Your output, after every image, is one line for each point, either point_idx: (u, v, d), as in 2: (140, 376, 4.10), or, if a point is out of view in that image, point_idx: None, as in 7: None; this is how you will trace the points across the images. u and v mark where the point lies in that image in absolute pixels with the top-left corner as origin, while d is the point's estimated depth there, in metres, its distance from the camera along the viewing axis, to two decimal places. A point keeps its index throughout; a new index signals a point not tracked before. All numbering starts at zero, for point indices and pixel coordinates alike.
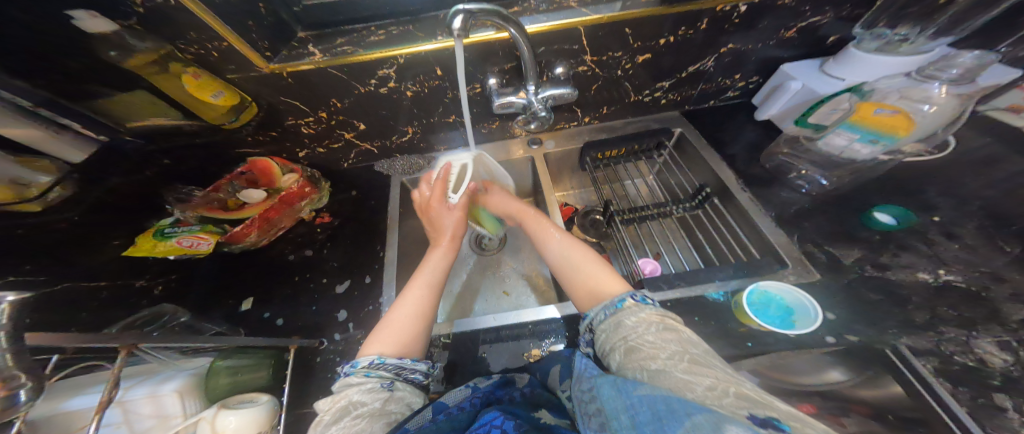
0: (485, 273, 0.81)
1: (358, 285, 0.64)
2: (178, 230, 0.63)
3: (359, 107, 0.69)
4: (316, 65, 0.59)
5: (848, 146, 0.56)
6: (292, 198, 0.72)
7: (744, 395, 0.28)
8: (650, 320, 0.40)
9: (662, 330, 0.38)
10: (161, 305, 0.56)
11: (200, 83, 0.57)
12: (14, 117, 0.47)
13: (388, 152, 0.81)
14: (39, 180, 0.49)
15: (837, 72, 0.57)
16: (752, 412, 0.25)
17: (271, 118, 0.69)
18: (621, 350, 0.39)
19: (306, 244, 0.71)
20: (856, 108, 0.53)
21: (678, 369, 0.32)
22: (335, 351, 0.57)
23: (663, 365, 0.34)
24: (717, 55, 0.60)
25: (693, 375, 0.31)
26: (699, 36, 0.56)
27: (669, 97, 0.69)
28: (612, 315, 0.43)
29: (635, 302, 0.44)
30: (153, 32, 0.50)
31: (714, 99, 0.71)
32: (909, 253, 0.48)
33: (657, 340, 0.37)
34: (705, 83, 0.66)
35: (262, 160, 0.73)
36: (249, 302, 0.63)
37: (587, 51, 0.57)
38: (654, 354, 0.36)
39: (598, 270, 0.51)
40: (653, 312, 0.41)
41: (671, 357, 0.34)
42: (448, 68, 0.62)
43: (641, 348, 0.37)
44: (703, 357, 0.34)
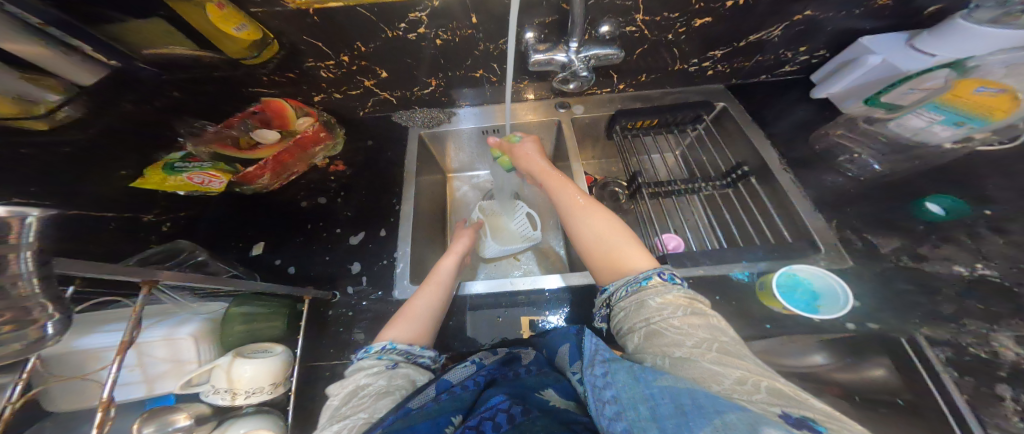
0: None
1: (374, 237, 0.63)
2: (190, 165, 0.60)
3: (384, 53, 0.65)
4: (347, 3, 0.54)
5: (927, 128, 0.54)
6: (306, 144, 0.70)
7: (777, 391, 0.27)
8: (676, 303, 0.38)
9: (689, 314, 0.37)
10: (177, 242, 0.54)
11: (223, 15, 0.52)
12: (20, 31, 0.44)
13: (408, 103, 0.77)
14: (48, 99, 0.47)
15: (931, 48, 0.52)
16: (785, 411, 0.24)
17: (291, 59, 0.65)
18: (640, 333, 0.38)
19: (318, 193, 0.69)
20: (953, 86, 0.51)
21: (706, 359, 0.31)
22: (347, 303, 0.56)
23: (688, 353, 0.33)
24: (788, 23, 0.56)
25: (722, 366, 0.30)
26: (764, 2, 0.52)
27: (719, 68, 0.65)
28: (635, 294, 0.41)
29: (662, 281, 0.41)
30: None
31: (766, 73, 0.68)
32: (949, 246, 0.47)
33: (683, 326, 0.36)
34: (762, 55, 0.63)
35: (275, 101, 0.69)
36: (260, 248, 0.61)
37: (640, 9, 0.53)
38: (679, 340, 0.34)
39: (624, 243, 0.49)
40: (680, 294, 0.39)
41: (697, 345, 0.33)
42: (486, 16, 0.57)
43: (665, 332, 0.36)
44: (733, 345, 0.33)
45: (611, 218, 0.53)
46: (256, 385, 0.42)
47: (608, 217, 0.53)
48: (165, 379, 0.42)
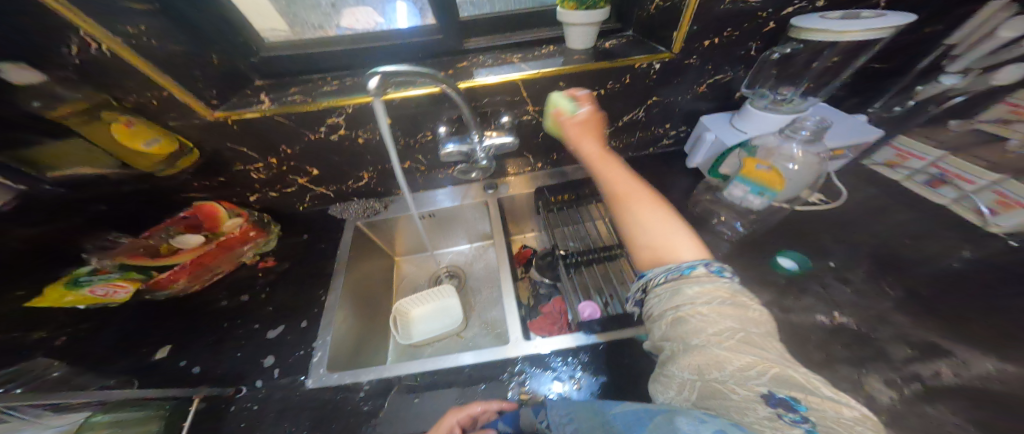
0: (437, 319, 0.75)
1: (292, 329, 0.60)
2: (95, 277, 0.58)
3: (309, 155, 0.70)
4: (260, 112, 0.61)
5: (745, 197, 0.61)
6: (232, 243, 0.70)
7: (780, 377, 0.28)
8: (715, 293, 0.36)
9: (725, 304, 0.35)
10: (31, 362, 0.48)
11: (132, 133, 0.56)
12: None
13: (345, 195, 0.80)
14: None
15: (741, 126, 0.62)
16: (770, 391, 0.27)
17: (217, 163, 0.69)
18: (667, 320, 0.38)
19: (242, 291, 0.67)
20: (744, 163, 0.59)
21: (722, 346, 0.32)
22: (252, 399, 0.51)
23: (706, 340, 0.33)
24: (646, 106, 0.66)
25: (734, 352, 0.31)
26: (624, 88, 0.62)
27: (613, 143, 0.74)
28: (673, 281, 0.39)
29: (708, 272, 0.39)
30: (87, 79, 0.51)
31: (652, 146, 0.77)
32: (808, 296, 0.51)
33: (711, 313, 0.35)
34: (643, 132, 0.72)
35: (209, 204, 0.71)
36: (165, 350, 0.57)
37: (527, 102, 0.65)
38: (700, 327, 0.34)
39: (672, 234, 0.45)
40: (721, 286, 0.37)
41: (718, 333, 0.33)
42: (400, 117, 0.64)
43: (690, 319, 0.35)
44: (760, 338, 0.32)
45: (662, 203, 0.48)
46: None
47: (659, 204, 0.48)
48: None
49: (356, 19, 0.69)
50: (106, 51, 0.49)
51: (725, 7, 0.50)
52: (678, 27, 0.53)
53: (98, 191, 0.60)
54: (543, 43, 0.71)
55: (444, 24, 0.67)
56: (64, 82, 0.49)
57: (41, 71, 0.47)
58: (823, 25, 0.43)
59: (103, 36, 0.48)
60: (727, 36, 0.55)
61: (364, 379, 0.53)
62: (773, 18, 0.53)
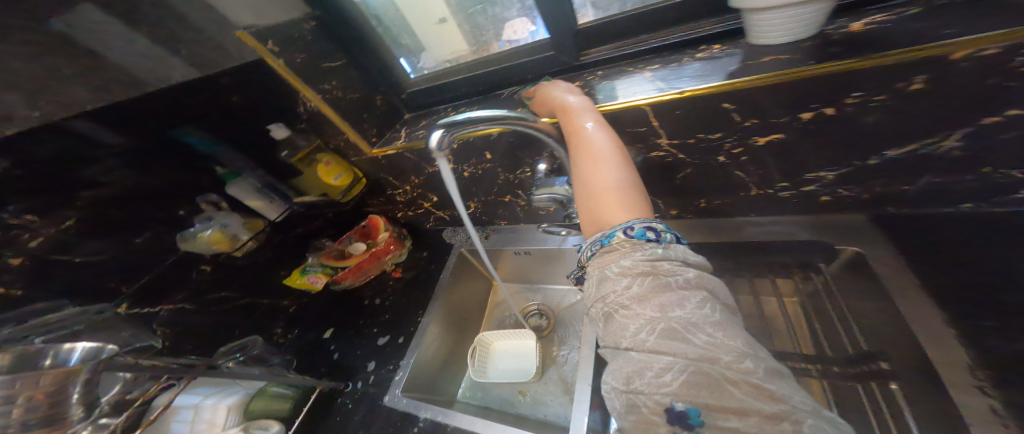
0: (516, 359, 0.73)
1: (393, 342, 0.70)
2: (310, 268, 0.83)
3: (429, 184, 0.75)
4: (398, 149, 0.68)
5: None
6: (379, 254, 0.85)
7: (692, 381, 0.23)
8: (634, 273, 0.29)
9: (646, 290, 0.28)
10: (251, 336, 0.73)
11: (328, 169, 0.73)
12: (253, 193, 0.73)
13: (458, 221, 0.86)
14: (244, 236, 0.72)
15: None
16: (677, 402, 0.23)
17: (377, 188, 0.84)
18: (600, 319, 0.31)
19: (378, 292, 0.84)
20: None
21: (640, 350, 0.26)
22: (351, 396, 0.63)
23: (628, 343, 0.26)
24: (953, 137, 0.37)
25: (653, 352, 0.25)
26: (875, 106, 0.36)
27: (834, 192, 0.49)
28: (597, 259, 0.33)
29: (627, 238, 0.32)
30: (313, 129, 0.68)
31: (942, 204, 0.45)
32: None
33: (632, 305, 0.28)
34: (904, 179, 0.43)
35: (377, 218, 0.89)
36: (329, 332, 0.77)
37: (659, 132, 0.45)
38: (623, 326, 0.27)
39: (614, 197, 0.35)
40: (642, 260, 0.30)
41: (640, 332, 0.26)
42: (500, 154, 0.59)
43: (614, 316, 0.29)
44: (679, 323, 0.25)
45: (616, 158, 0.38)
46: None
47: (618, 175, 0.36)
48: None
49: (513, 30, 0.63)
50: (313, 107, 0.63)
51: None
52: None
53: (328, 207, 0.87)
54: (698, 43, 0.49)
55: (557, 38, 0.56)
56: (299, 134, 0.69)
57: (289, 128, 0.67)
58: None
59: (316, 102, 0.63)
60: None
61: (422, 415, 0.56)
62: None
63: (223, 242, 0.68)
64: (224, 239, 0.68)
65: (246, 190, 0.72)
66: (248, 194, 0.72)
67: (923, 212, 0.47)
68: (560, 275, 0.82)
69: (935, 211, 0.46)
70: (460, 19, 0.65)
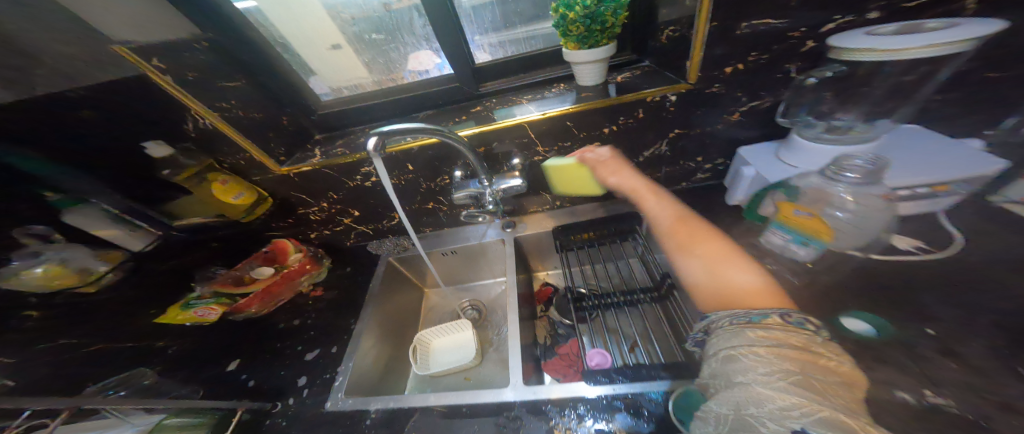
0: (456, 351, 0.81)
1: (325, 354, 0.69)
2: (198, 301, 0.71)
3: (350, 198, 0.77)
4: (314, 166, 0.68)
5: (786, 246, 0.53)
6: (293, 275, 0.81)
7: (828, 419, 0.28)
8: (776, 338, 0.36)
9: (789, 354, 0.34)
10: (138, 369, 0.60)
11: (227, 188, 0.67)
12: (107, 219, 0.61)
13: (382, 233, 0.89)
14: (97, 269, 0.59)
15: (793, 159, 0.55)
16: (802, 426, 0.28)
17: (285, 210, 0.80)
18: (718, 359, 0.38)
19: (296, 316, 0.79)
20: (779, 208, 0.54)
21: (767, 385, 0.33)
22: (282, 414, 0.60)
23: (752, 379, 0.34)
24: (669, 138, 0.61)
25: (781, 391, 0.32)
26: (639, 123, 0.59)
27: (637, 180, 0.71)
28: (740, 326, 0.38)
29: (785, 322, 0.37)
30: (203, 149, 0.65)
31: (686, 181, 0.70)
32: (883, 367, 0.38)
33: (767, 355, 0.35)
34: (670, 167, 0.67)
35: (283, 240, 0.84)
36: (235, 364, 0.69)
37: (538, 142, 0.64)
38: (754, 367, 0.35)
39: (749, 293, 0.41)
40: (790, 334, 0.36)
41: (772, 373, 0.33)
42: (421, 162, 0.69)
43: (742, 358, 0.36)
44: (813, 379, 0.32)
45: (726, 246, 0.46)
46: None
47: (725, 255, 0.45)
48: None
49: (419, 62, 0.75)
50: (210, 124, 0.61)
51: (744, 32, 0.47)
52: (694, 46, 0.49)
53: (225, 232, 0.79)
54: (556, 81, 0.72)
55: (460, 72, 0.72)
56: (186, 152, 0.64)
57: (171, 146, 0.62)
58: (869, 44, 0.40)
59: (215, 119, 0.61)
60: (752, 61, 0.51)
61: (372, 406, 0.59)
62: (811, 35, 0.47)
63: (67, 277, 0.55)
64: (69, 274, 0.55)
65: (96, 215, 0.60)
66: (100, 222, 0.60)
67: (697, 187, 0.71)
68: (484, 271, 0.94)
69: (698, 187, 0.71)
70: (354, 46, 0.72)
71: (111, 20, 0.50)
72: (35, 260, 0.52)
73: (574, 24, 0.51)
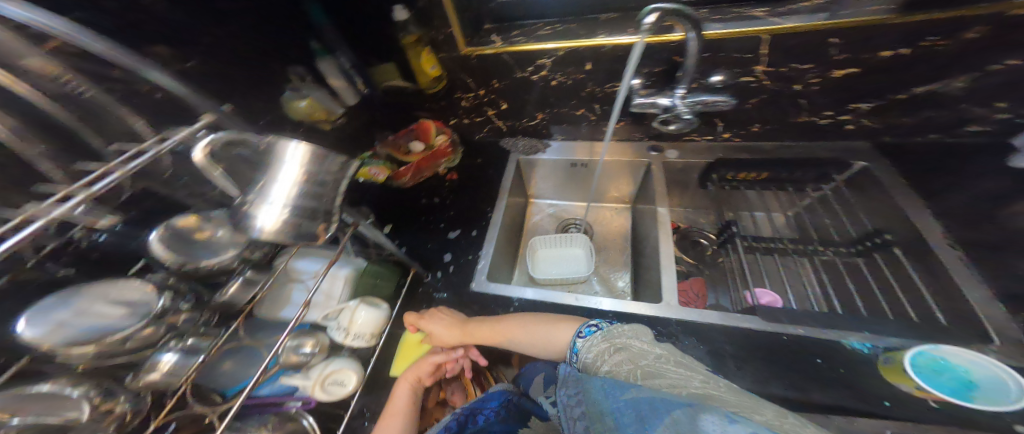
0: (558, 264, 0.89)
1: (465, 236, 0.79)
2: (368, 161, 0.82)
3: (511, 89, 0.77)
4: (495, 50, 0.70)
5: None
6: (437, 155, 0.87)
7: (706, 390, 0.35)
8: (607, 345, 0.49)
9: (622, 353, 0.46)
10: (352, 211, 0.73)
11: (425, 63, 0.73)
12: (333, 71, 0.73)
13: (514, 131, 0.91)
14: (334, 113, 0.74)
15: None
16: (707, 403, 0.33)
17: (445, 91, 0.82)
18: (608, 357, 0.47)
19: (433, 194, 0.85)
20: None
21: (637, 374, 0.42)
22: (433, 286, 0.73)
23: (610, 366, 0.46)
24: (944, 84, 0.53)
25: (642, 370, 0.42)
26: (935, 55, 0.50)
27: (862, 122, 0.63)
28: (591, 359, 0.50)
29: (581, 335, 0.54)
30: (420, 12, 0.66)
31: (919, 135, 0.62)
32: None
33: (613, 358, 0.46)
34: (935, 110, 0.57)
35: (427, 122, 0.88)
36: (389, 228, 0.79)
37: (762, 60, 0.56)
38: (619, 362, 0.45)
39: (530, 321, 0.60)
40: (602, 339, 0.50)
41: (629, 359, 0.45)
42: (602, 64, 0.66)
43: (612, 366, 0.46)
44: (650, 364, 0.42)
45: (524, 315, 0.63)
46: (363, 330, 0.58)
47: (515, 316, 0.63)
48: (315, 308, 0.60)
49: None
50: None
51: None
52: None
53: (393, 105, 0.88)
54: None
55: None
56: (415, 17, 0.67)
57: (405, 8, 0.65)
58: None
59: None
60: None
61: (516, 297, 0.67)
62: None
63: (320, 111, 0.70)
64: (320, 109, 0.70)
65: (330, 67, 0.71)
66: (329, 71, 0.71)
67: (940, 143, 0.61)
68: (585, 194, 0.95)
69: (942, 143, 0.61)
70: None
71: None
72: (297, 93, 0.67)
73: None
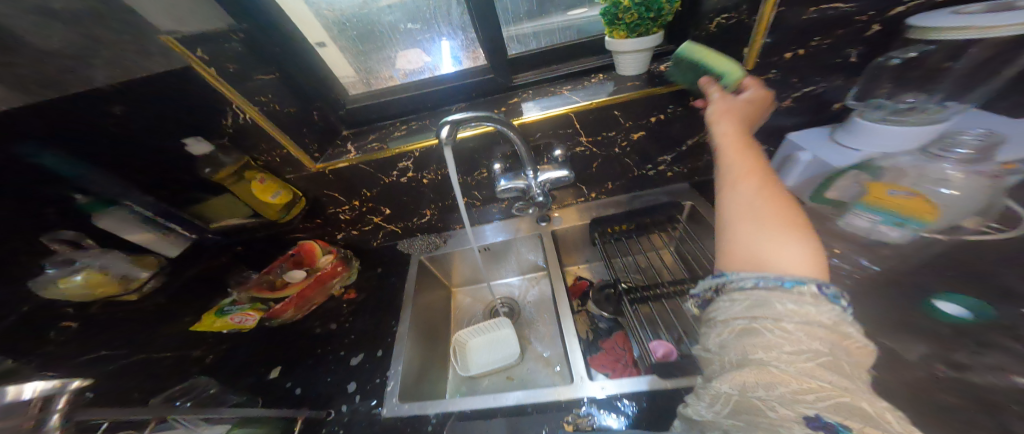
0: (493, 349, 0.78)
1: (371, 358, 0.70)
2: (234, 307, 0.75)
3: (383, 195, 0.78)
4: (348, 162, 0.70)
5: (875, 228, 0.54)
6: (325, 278, 0.82)
7: (842, 405, 0.26)
8: (813, 304, 0.31)
9: (812, 336, 0.29)
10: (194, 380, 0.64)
11: (264, 187, 0.67)
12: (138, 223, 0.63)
13: (410, 232, 0.91)
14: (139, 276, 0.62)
15: (850, 143, 0.60)
16: (818, 415, 0.26)
17: (315, 208, 0.80)
18: (733, 329, 0.33)
19: (330, 319, 0.80)
20: (868, 188, 0.55)
21: (781, 354, 0.29)
22: (338, 423, 0.60)
23: (767, 355, 0.30)
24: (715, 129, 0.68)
25: (796, 372, 0.28)
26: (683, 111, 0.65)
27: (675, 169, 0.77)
28: (762, 289, 0.33)
29: (818, 294, 0.31)
30: (237, 146, 0.64)
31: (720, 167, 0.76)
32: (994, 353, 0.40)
33: (794, 331, 0.30)
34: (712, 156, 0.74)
35: (310, 243, 0.85)
36: (276, 372, 0.70)
37: (580, 132, 0.66)
38: (775, 342, 0.30)
39: (783, 228, 0.36)
40: (831, 314, 0.30)
41: (794, 351, 0.29)
42: (457, 158, 0.70)
43: (761, 332, 0.31)
44: (842, 364, 0.29)
45: (783, 195, 0.38)
46: None
47: (751, 199, 0.39)
48: None
49: (405, 59, 0.76)
50: (248, 118, 0.61)
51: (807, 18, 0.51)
52: (753, 38, 0.54)
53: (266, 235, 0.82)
54: (591, 72, 0.75)
55: (495, 63, 0.73)
56: (223, 149, 0.63)
57: (210, 143, 0.61)
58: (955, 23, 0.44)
59: (252, 115, 0.61)
60: (814, 45, 0.55)
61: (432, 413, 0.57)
62: (878, 19, 0.51)
63: (108, 284, 0.57)
64: (109, 281, 0.57)
65: (122, 222, 0.60)
66: (128, 227, 0.61)
67: None
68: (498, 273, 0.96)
69: None
70: (362, 43, 0.73)
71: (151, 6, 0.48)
72: (67, 268, 0.53)
73: (629, 12, 0.55)
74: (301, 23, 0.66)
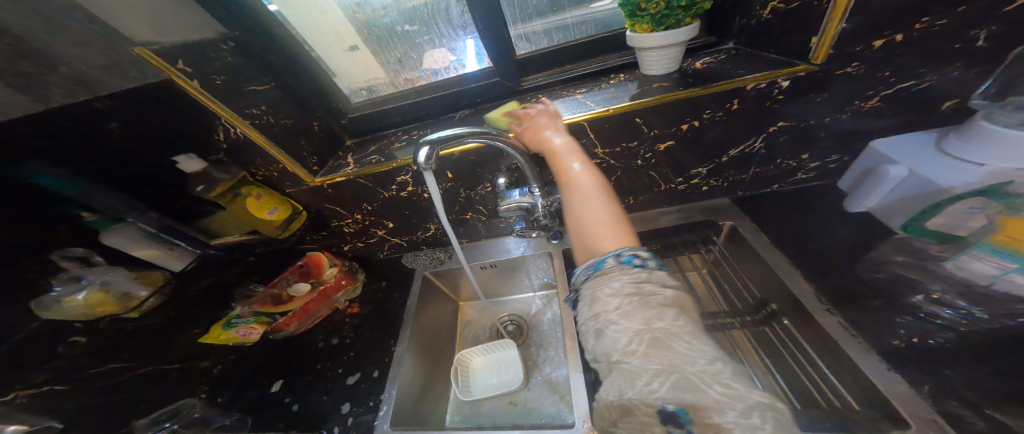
0: (497, 372, 0.74)
1: (367, 379, 0.66)
2: (241, 319, 0.72)
3: (386, 209, 0.75)
4: (347, 175, 0.66)
5: (1002, 277, 0.41)
6: (328, 291, 0.79)
7: (677, 384, 0.27)
8: (622, 293, 0.33)
9: (632, 308, 0.32)
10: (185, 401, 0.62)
11: (260, 204, 0.65)
12: (144, 239, 0.60)
13: (415, 245, 0.88)
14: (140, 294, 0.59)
15: (974, 158, 0.46)
16: (664, 405, 0.27)
17: (318, 221, 0.78)
18: (590, 333, 0.34)
19: (333, 334, 0.76)
20: (1002, 224, 0.42)
21: (633, 359, 0.29)
22: None
23: (620, 355, 0.30)
24: (767, 135, 0.58)
25: (639, 363, 0.29)
26: (727, 116, 0.55)
27: (712, 183, 0.68)
28: (592, 280, 0.37)
29: (619, 263, 0.36)
30: (234, 161, 0.62)
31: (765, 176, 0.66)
32: None
33: (621, 321, 0.32)
34: (759, 166, 0.65)
35: (317, 254, 0.82)
36: (278, 385, 0.68)
37: (595, 145, 0.58)
38: (615, 340, 0.31)
39: (602, 230, 0.41)
40: (629, 281, 0.34)
41: (629, 342, 0.30)
42: (459, 172, 0.64)
43: (606, 330, 0.32)
44: (664, 334, 0.30)
45: (590, 188, 0.46)
46: None
47: (601, 206, 0.44)
48: None
49: (433, 60, 0.71)
50: (239, 133, 0.59)
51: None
52: (827, 23, 0.44)
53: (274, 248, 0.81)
54: (609, 73, 0.67)
55: (500, 66, 0.67)
56: (218, 165, 0.61)
57: (204, 160, 0.60)
58: None
59: (244, 130, 0.59)
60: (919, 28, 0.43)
61: None
62: None
63: (109, 302, 0.55)
64: (109, 300, 0.55)
65: (131, 239, 0.58)
66: (134, 243, 0.59)
67: (783, 190, 0.69)
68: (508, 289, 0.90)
69: (787, 189, 0.69)
70: (368, 48, 0.69)
71: (129, 18, 0.47)
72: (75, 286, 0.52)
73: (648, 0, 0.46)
74: (326, 32, 0.66)
